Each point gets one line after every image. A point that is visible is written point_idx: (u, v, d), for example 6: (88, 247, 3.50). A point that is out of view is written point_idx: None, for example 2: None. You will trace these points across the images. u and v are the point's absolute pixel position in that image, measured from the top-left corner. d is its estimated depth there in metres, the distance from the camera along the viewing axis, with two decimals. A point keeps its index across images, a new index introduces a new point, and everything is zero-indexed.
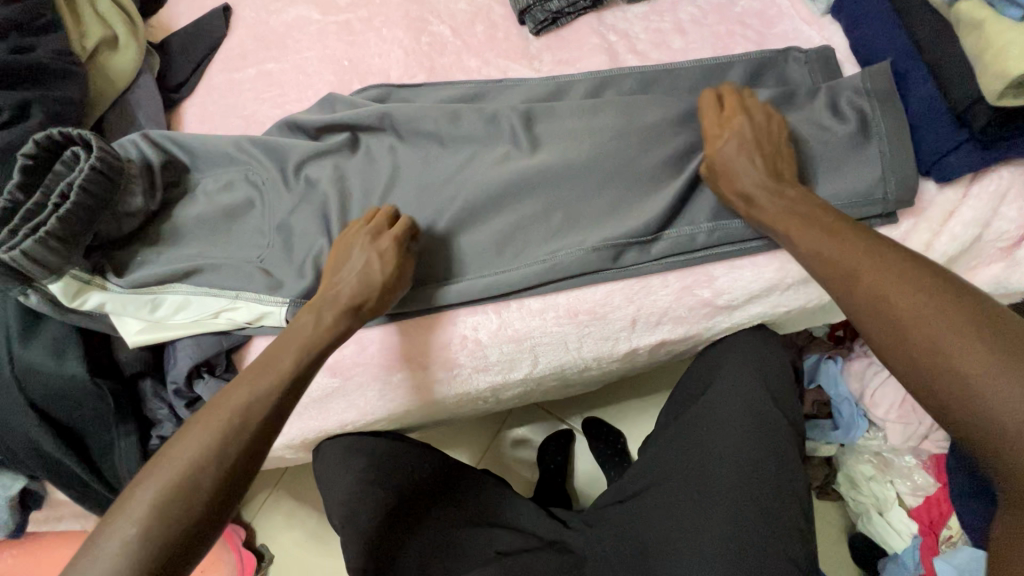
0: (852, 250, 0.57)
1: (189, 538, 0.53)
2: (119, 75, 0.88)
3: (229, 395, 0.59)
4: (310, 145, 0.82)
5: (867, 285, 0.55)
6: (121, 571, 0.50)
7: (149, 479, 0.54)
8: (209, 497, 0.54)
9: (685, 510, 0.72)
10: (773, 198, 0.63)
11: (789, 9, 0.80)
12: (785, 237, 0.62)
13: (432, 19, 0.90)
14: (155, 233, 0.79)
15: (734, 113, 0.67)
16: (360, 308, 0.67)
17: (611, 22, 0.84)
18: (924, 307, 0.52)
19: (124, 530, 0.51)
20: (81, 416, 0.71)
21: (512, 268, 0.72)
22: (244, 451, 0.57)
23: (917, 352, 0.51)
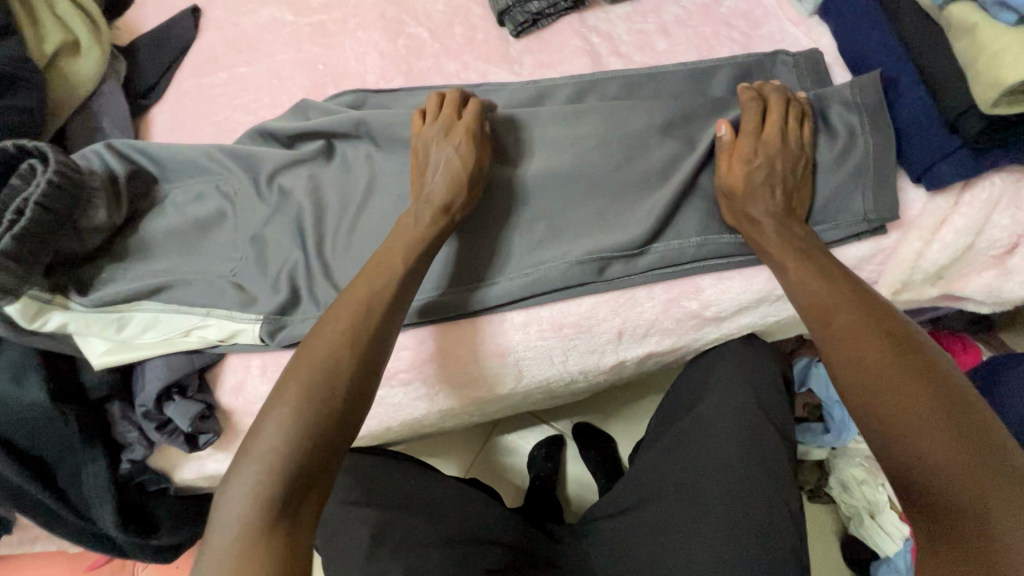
0: (836, 291, 0.58)
1: (338, 424, 0.54)
2: (81, 82, 0.84)
3: (352, 290, 0.61)
4: (283, 154, 0.79)
5: (841, 324, 0.56)
6: (288, 441, 0.51)
7: (294, 375, 0.55)
8: (351, 378, 0.56)
9: (677, 527, 0.70)
10: (781, 231, 0.62)
11: (775, 9, 0.78)
12: (778, 266, 0.62)
13: (409, 21, 0.87)
14: (121, 247, 0.76)
15: (772, 136, 0.64)
16: (452, 206, 0.66)
17: (593, 23, 0.81)
18: (889, 357, 0.53)
19: (280, 417, 0.53)
20: (45, 440, 0.68)
21: (494, 280, 0.69)
22: (371, 343, 0.58)
23: (872, 397, 0.52)
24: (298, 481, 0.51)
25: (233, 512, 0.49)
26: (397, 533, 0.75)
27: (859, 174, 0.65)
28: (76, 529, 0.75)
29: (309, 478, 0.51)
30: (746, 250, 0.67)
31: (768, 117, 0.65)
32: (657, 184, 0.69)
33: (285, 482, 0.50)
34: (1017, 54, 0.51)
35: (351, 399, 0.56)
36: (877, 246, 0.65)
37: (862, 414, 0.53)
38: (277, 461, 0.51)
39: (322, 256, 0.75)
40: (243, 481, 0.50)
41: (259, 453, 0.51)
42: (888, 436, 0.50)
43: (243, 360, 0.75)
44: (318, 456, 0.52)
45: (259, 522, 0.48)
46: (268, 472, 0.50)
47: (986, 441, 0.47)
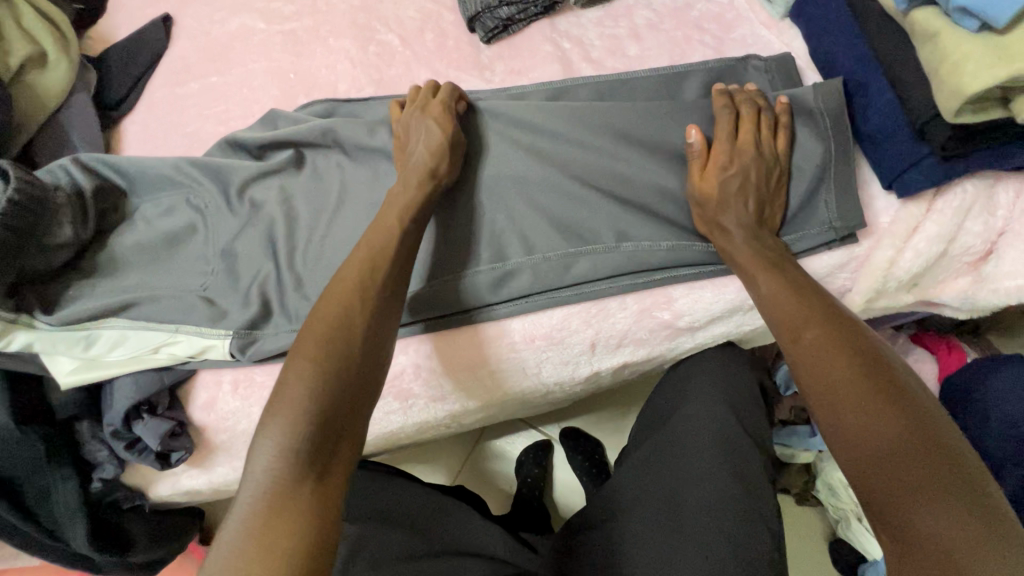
0: (807, 304, 0.57)
1: (358, 382, 0.53)
2: (49, 95, 0.83)
3: (355, 254, 0.60)
4: (253, 165, 0.77)
5: (812, 338, 0.54)
6: (314, 396, 0.50)
7: (310, 331, 0.55)
8: (363, 338, 0.55)
9: (658, 537, 0.68)
10: (751, 240, 0.61)
11: (747, 12, 0.78)
12: (749, 276, 0.60)
13: (380, 27, 0.85)
14: (90, 263, 0.75)
15: (746, 144, 0.63)
16: (436, 171, 0.65)
17: (565, 29, 0.81)
18: (859, 374, 0.51)
19: (301, 373, 0.51)
20: (11, 462, 0.67)
21: (462, 287, 0.67)
22: (381, 304, 0.57)
23: (840, 417, 0.50)
24: (324, 436, 0.50)
25: (261, 469, 0.48)
26: (372, 548, 0.72)
27: (826, 179, 0.64)
28: (50, 547, 0.75)
29: (334, 434, 0.50)
30: (717, 260, 0.67)
31: (741, 125, 0.64)
32: (629, 192, 0.68)
33: (314, 434, 0.49)
34: (978, 63, 0.51)
35: (368, 358, 0.55)
36: (849, 254, 0.65)
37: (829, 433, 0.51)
38: (302, 416, 0.49)
39: (295, 269, 0.74)
40: (271, 435, 0.49)
41: (285, 407, 0.50)
42: (855, 459, 0.49)
43: (215, 376, 0.74)
44: (341, 412, 0.51)
45: (292, 471, 0.48)
46: (297, 425, 0.49)
47: (953, 467, 0.45)
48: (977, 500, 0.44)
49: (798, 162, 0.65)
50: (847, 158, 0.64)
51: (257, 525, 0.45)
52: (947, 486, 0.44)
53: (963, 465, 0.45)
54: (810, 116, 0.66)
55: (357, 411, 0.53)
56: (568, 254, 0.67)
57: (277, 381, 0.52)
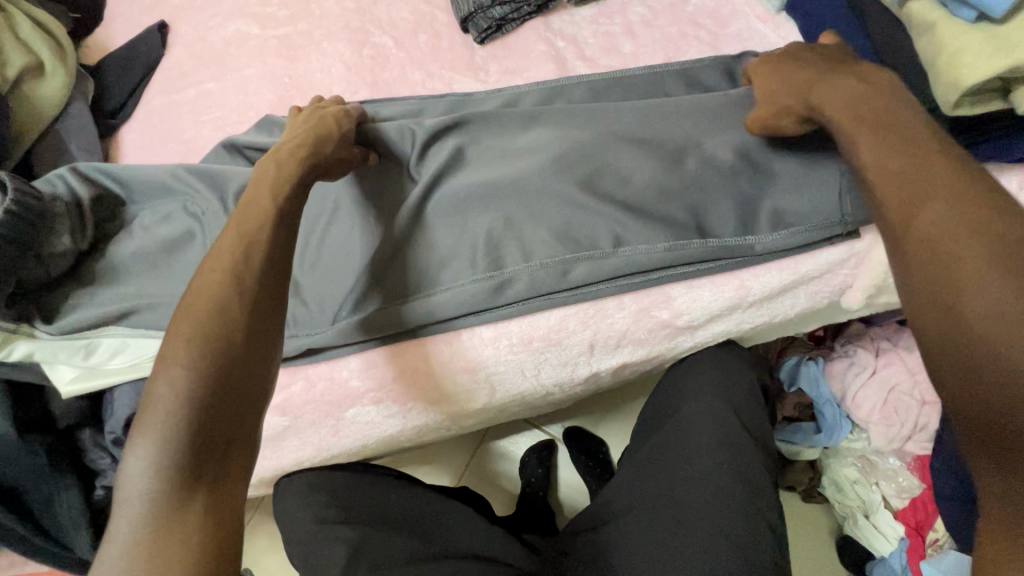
0: (926, 168, 0.47)
1: (238, 376, 0.48)
2: (47, 106, 0.84)
3: (225, 236, 0.54)
4: (250, 171, 0.76)
5: (927, 215, 0.45)
6: (185, 399, 0.45)
7: (178, 326, 0.49)
8: (240, 325, 0.50)
9: (657, 539, 0.68)
10: (843, 98, 0.54)
11: (743, 7, 0.77)
12: (848, 140, 0.52)
13: (374, 30, 0.85)
14: (89, 272, 0.74)
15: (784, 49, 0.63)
16: (318, 151, 0.63)
17: (559, 27, 0.80)
18: (990, 246, 0.42)
19: (171, 379, 0.46)
20: (14, 472, 0.69)
21: (454, 286, 0.66)
22: (261, 292, 0.52)
23: (953, 296, 0.42)
24: (203, 447, 0.45)
25: (140, 488, 0.43)
26: (375, 553, 0.73)
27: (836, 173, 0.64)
28: (57, 556, 0.75)
29: (219, 442, 0.46)
30: (717, 259, 0.66)
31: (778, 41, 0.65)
32: (625, 192, 0.67)
33: (192, 444, 0.45)
34: (975, 53, 0.50)
35: (251, 347, 0.50)
36: (850, 250, 0.66)
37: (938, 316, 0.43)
38: (175, 430, 0.45)
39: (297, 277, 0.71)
40: (141, 454, 0.44)
41: (157, 416, 0.45)
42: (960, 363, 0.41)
43: None
44: (222, 416, 0.47)
45: (173, 487, 0.43)
46: (169, 441, 0.44)
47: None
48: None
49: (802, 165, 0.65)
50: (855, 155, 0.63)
51: (140, 551, 0.42)
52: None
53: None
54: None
55: (240, 413, 0.48)
56: (563, 257, 0.66)
57: (144, 393, 0.47)
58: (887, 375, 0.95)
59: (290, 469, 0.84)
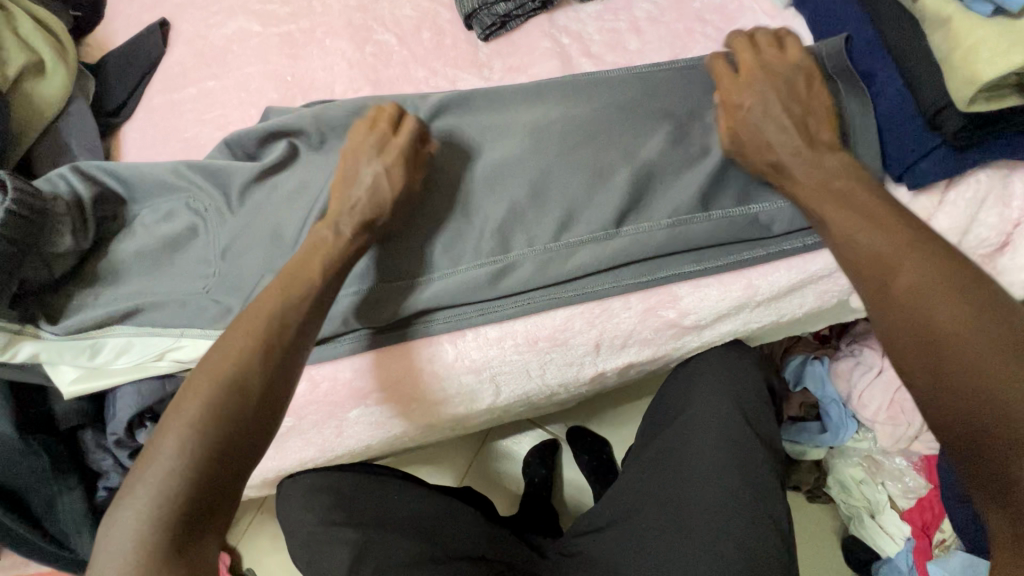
0: (892, 240, 0.52)
1: (238, 445, 0.51)
2: (48, 104, 0.83)
3: (262, 299, 0.56)
4: (252, 165, 0.75)
5: (903, 286, 0.50)
6: (185, 463, 0.48)
7: (197, 385, 0.52)
8: (257, 395, 0.52)
9: (658, 552, 0.68)
10: (813, 172, 0.57)
11: (750, 3, 0.76)
12: (818, 216, 0.56)
13: (377, 27, 0.84)
14: (92, 271, 0.74)
15: (751, 69, 0.60)
16: (372, 224, 0.62)
17: (564, 23, 0.79)
18: (960, 309, 0.47)
19: (175, 441, 0.49)
20: (17, 472, 0.69)
21: (459, 271, 0.66)
22: (282, 361, 0.54)
23: (940, 364, 0.47)
24: (194, 509, 0.48)
25: (126, 540, 0.46)
26: (379, 555, 0.72)
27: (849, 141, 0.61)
28: (52, 556, 0.76)
29: (211, 503, 0.49)
30: (721, 248, 0.66)
31: (742, 52, 0.61)
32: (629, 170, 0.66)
33: (181, 506, 0.47)
34: (993, 49, 0.49)
35: (258, 417, 0.52)
36: None
37: (929, 377, 0.47)
38: (170, 491, 0.47)
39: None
40: (131, 510, 0.46)
41: (154, 473, 0.48)
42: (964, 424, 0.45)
43: None
44: (221, 477, 0.49)
45: (154, 547, 0.46)
46: (158, 502, 0.47)
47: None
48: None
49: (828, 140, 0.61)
50: (866, 126, 0.61)
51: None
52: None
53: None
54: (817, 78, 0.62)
55: (236, 476, 0.51)
56: (566, 243, 0.66)
57: (145, 450, 0.49)
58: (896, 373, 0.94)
59: (294, 471, 0.84)
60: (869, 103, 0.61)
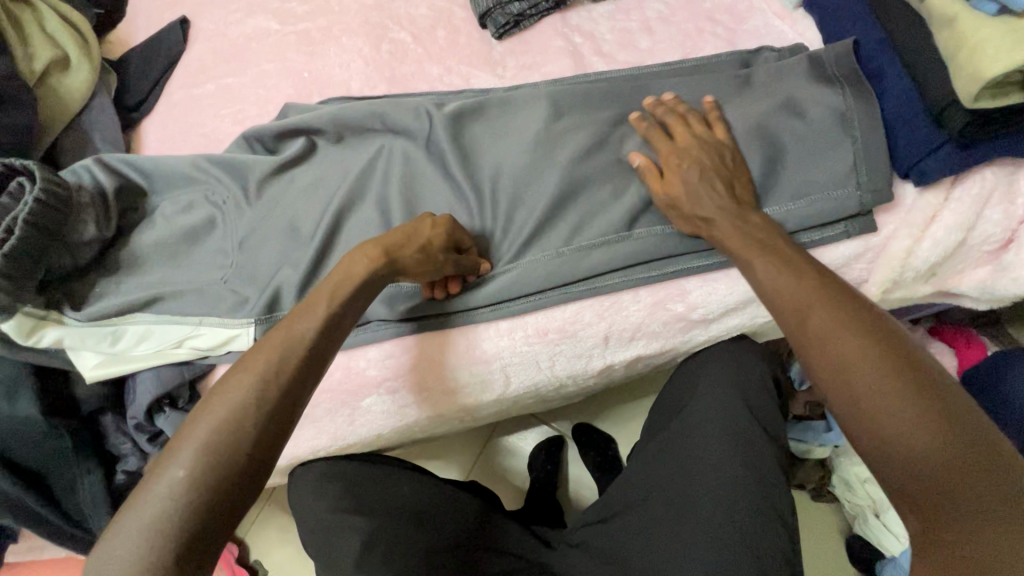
0: (804, 282, 0.54)
1: (233, 493, 0.47)
2: (72, 97, 0.85)
3: (269, 335, 0.54)
4: (271, 159, 0.78)
5: (815, 324, 0.52)
6: (172, 514, 0.44)
7: (193, 427, 0.48)
8: (256, 440, 0.49)
9: (661, 547, 0.69)
10: (738, 223, 0.60)
11: (759, 3, 0.78)
12: (744, 260, 0.58)
13: (393, 26, 0.86)
14: (113, 260, 0.76)
15: (686, 140, 0.64)
16: (391, 259, 0.61)
17: (576, 23, 0.81)
18: (869, 350, 0.49)
19: (168, 484, 0.46)
20: (39, 454, 0.70)
21: (498, 272, 0.68)
22: (284, 403, 0.51)
23: (856, 400, 0.48)
24: (180, 558, 0.44)
25: None
26: (389, 543, 0.74)
27: (852, 142, 0.63)
28: (72, 537, 0.76)
29: (198, 553, 0.45)
30: None
31: (675, 126, 0.65)
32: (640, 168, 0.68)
33: (172, 554, 0.44)
34: (998, 46, 0.50)
35: (254, 464, 0.49)
36: (865, 244, 0.65)
37: (845, 415, 0.49)
38: (157, 538, 0.44)
39: (318, 252, 0.73)
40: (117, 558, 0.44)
41: (141, 523, 0.44)
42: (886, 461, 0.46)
43: None
44: (210, 524, 0.46)
45: None
46: (145, 553, 0.43)
47: (970, 435, 0.45)
48: (1001, 474, 0.44)
49: (832, 140, 0.64)
50: (874, 126, 0.62)
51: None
52: (969, 459, 0.44)
53: (982, 436, 0.45)
54: (826, 84, 0.65)
55: (225, 525, 0.47)
56: (579, 243, 0.67)
57: (134, 495, 0.46)
58: None
59: (303, 457, 0.84)
60: (874, 104, 0.63)
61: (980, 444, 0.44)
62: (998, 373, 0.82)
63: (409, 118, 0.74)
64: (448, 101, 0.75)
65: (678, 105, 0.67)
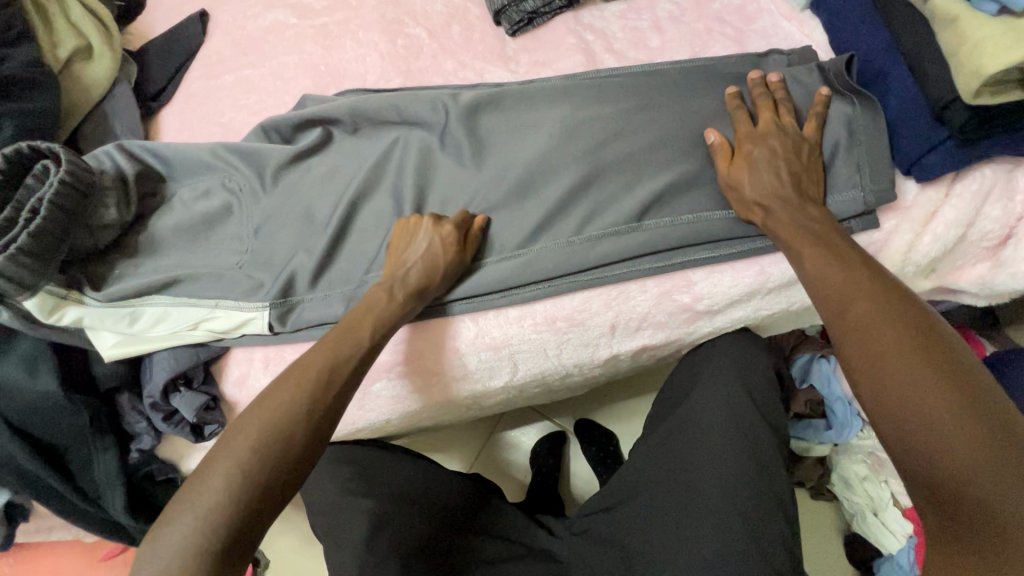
0: (852, 276, 0.56)
1: (277, 489, 0.53)
2: (94, 86, 0.87)
3: (317, 352, 0.60)
4: (288, 148, 0.79)
5: (855, 315, 0.54)
6: (224, 501, 0.50)
7: (247, 426, 0.54)
8: (301, 446, 0.55)
9: (665, 531, 0.71)
10: (795, 215, 0.62)
11: (768, 5, 0.80)
12: (794, 252, 0.61)
13: (409, 22, 0.88)
14: (132, 244, 0.78)
15: (766, 127, 0.65)
16: (424, 291, 0.67)
17: (588, 21, 0.83)
18: (908, 345, 0.51)
19: (224, 474, 0.51)
20: (56, 430, 0.71)
21: (508, 261, 0.70)
22: (326, 414, 0.57)
23: (885, 387, 0.50)
24: (229, 542, 0.49)
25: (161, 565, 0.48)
26: (396, 526, 0.75)
27: (856, 140, 0.65)
28: (85, 514, 0.78)
29: (240, 546, 0.50)
30: (735, 240, 0.69)
31: (762, 110, 0.67)
32: (650, 162, 0.70)
33: (220, 538, 0.49)
34: (998, 44, 0.52)
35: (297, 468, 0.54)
36: (868, 239, 0.66)
37: (873, 402, 0.51)
38: (204, 526, 0.49)
39: (332, 239, 0.75)
40: (173, 538, 0.48)
41: (196, 508, 0.49)
42: (905, 447, 0.48)
43: (246, 353, 0.77)
44: (249, 522, 0.51)
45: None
46: (193, 540, 0.48)
47: (1009, 443, 0.45)
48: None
49: (837, 138, 0.66)
50: (878, 126, 0.64)
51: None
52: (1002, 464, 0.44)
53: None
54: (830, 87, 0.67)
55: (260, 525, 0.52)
56: (589, 234, 0.69)
57: (186, 485, 0.51)
58: None
59: None
60: (880, 103, 0.65)
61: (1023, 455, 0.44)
62: (995, 371, 0.83)
63: (424, 110, 0.76)
64: (463, 93, 0.77)
65: (777, 90, 0.68)
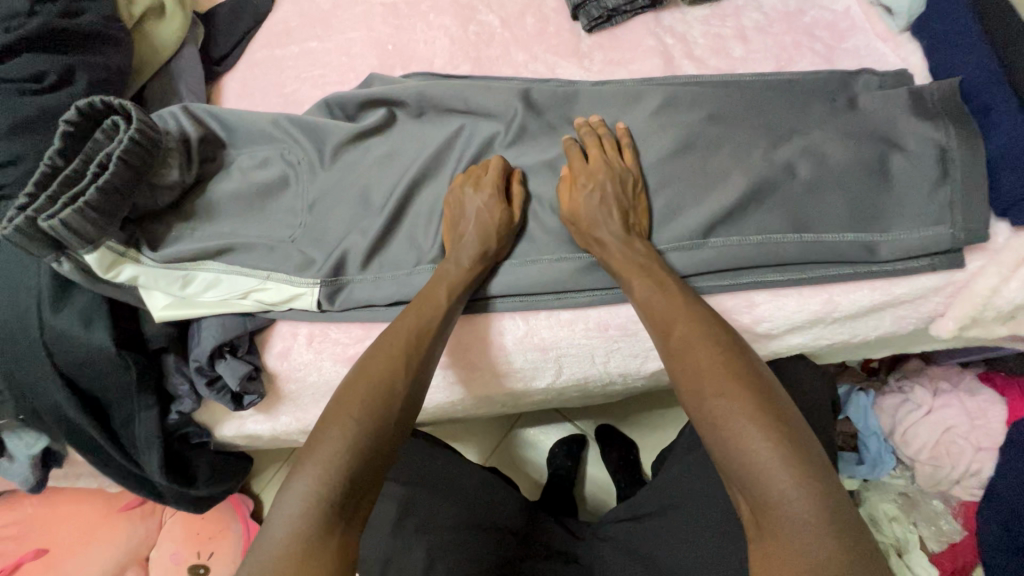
0: (675, 303, 0.59)
1: (391, 437, 0.55)
2: (164, 44, 0.87)
3: (403, 319, 0.62)
4: (350, 126, 0.78)
5: (677, 333, 0.57)
6: (342, 453, 0.51)
7: (354, 387, 0.56)
8: (399, 404, 0.56)
9: (697, 551, 0.70)
10: (625, 251, 0.64)
11: (862, 23, 0.77)
12: (626, 283, 0.63)
13: (482, 8, 0.87)
14: (189, 207, 0.79)
15: (597, 163, 0.67)
16: (485, 253, 0.67)
17: (669, 24, 0.81)
18: (719, 362, 0.53)
19: (340, 429, 0.52)
20: (105, 384, 0.71)
21: (568, 263, 0.69)
22: (419, 371, 0.59)
23: (701, 397, 0.52)
24: (348, 492, 0.50)
25: (290, 511, 0.49)
26: (423, 515, 0.76)
27: (949, 177, 0.63)
28: (119, 467, 0.79)
29: (358, 492, 0.51)
30: (806, 266, 0.66)
31: (591, 147, 0.69)
32: (722, 179, 0.68)
33: (339, 486, 0.50)
34: None
35: (400, 422, 0.56)
36: (949, 279, 0.64)
37: (697, 420, 0.52)
38: (334, 466, 0.50)
39: (387, 222, 0.75)
40: (297, 492, 0.49)
41: (319, 458, 0.51)
42: (723, 453, 0.50)
43: (291, 328, 0.77)
44: (370, 468, 0.52)
45: (319, 520, 0.48)
46: (327, 476, 0.50)
47: (797, 446, 0.48)
48: (826, 491, 0.46)
49: (929, 174, 0.64)
50: (975, 164, 0.62)
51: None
52: (804, 473, 0.46)
53: (814, 457, 0.48)
54: (928, 118, 0.65)
55: (379, 472, 0.53)
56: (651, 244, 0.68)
57: (313, 436, 0.53)
58: (945, 416, 0.94)
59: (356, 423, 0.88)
60: (977, 144, 0.63)
61: (806, 454, 0.48)
62: None
63: (494, 101, 0.75)
64: (535, 87, 0.76)
65: (599, 127, 0.71)
